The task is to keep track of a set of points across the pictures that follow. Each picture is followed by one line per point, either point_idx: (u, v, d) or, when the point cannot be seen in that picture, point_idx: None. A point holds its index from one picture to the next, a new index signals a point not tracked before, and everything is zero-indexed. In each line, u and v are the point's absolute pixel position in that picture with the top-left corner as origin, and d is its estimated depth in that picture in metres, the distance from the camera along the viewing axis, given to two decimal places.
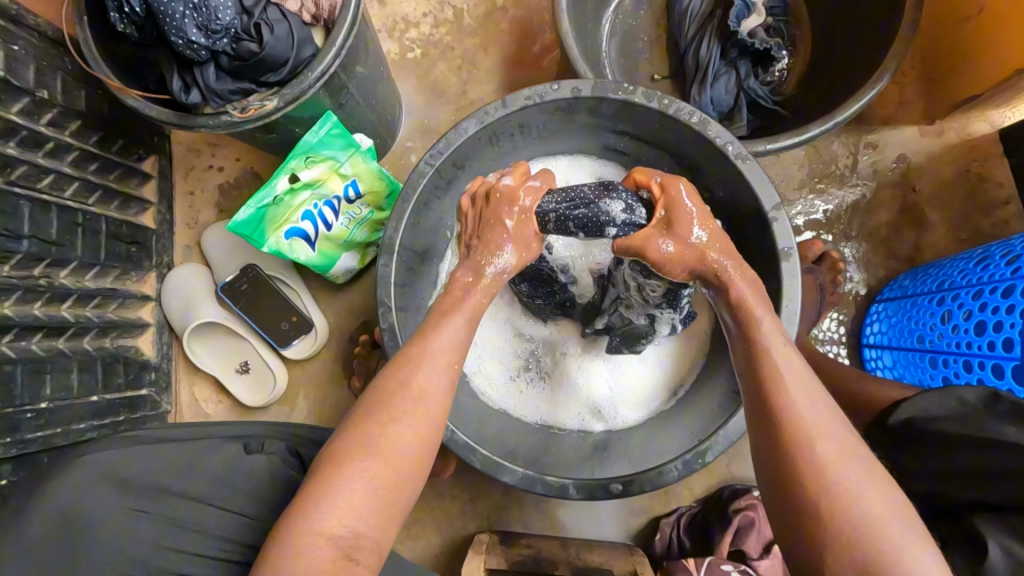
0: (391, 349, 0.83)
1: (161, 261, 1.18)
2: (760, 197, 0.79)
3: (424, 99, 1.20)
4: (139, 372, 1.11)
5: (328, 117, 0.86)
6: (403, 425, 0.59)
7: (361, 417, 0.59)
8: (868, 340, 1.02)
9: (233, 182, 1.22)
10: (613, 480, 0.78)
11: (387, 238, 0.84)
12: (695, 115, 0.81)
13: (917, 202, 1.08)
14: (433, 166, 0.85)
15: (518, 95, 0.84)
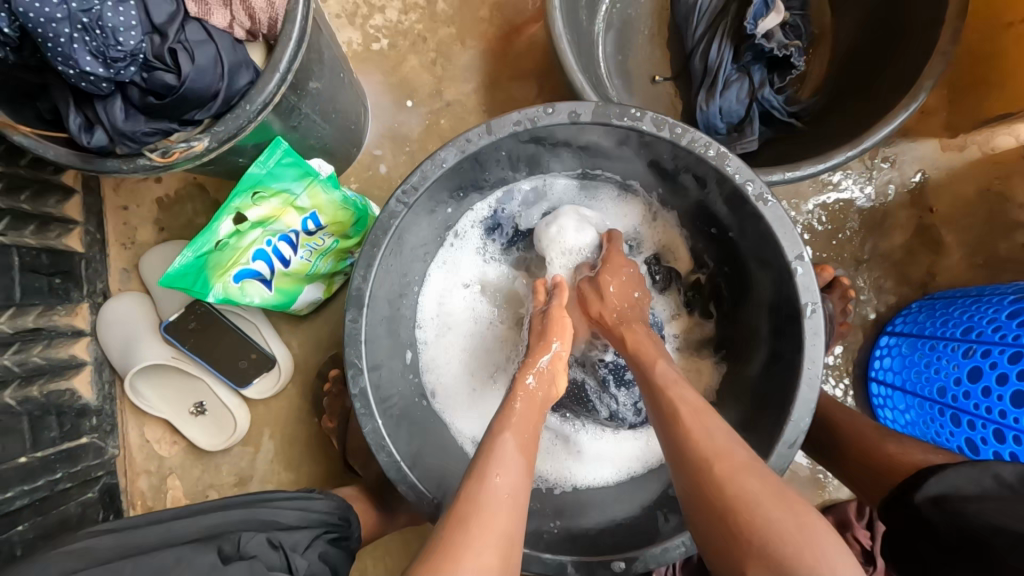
0: (363, 417, 0.73)
1: (94, 289, 1.03)
2: (782, 245, 0.70)
3: (393, 99, 1.04)
4: (77, 419, 0.98)
5: (278, 143, 0.72)
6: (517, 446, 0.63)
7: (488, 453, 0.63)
8: (877, 375, 0.96)
9: (173, 195, 1.06)
10: (613, 557, 0.71)
11: (355, 291, 0.73)
12: (711, 148, 0.70)
13: (933, 223, 1.00)
14: (406, 204, 0.72)
15: (505, 120, 0.71)
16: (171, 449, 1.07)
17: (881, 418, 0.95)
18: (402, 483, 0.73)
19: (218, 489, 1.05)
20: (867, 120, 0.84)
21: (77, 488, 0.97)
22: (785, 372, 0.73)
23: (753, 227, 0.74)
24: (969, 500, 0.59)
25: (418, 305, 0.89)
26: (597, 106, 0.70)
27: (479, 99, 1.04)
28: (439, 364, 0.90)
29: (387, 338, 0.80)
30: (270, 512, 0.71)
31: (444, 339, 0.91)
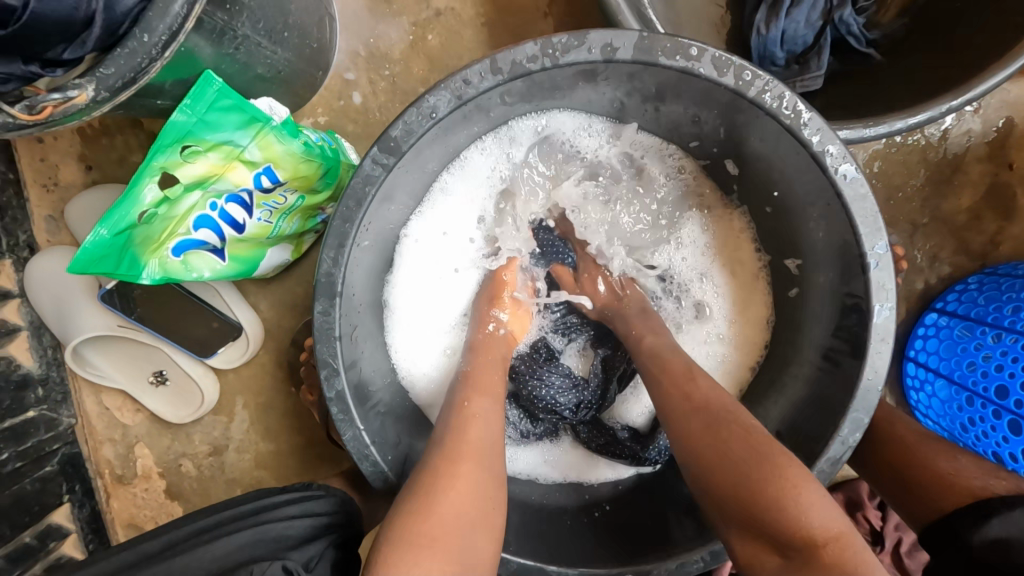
0: (342, 422, 0.62)
1: (16, 242, 0.86)
2: (859, 232, 0.56)
3: (369, 6, 0.82)
4: (18, 392, 0.86)
5: (209, 79, 0.54)
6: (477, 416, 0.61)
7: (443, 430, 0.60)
8: (916, 355, 0.86)
9: (99, 125, 0.86)
10: (624, 569, 0.65)
11: (324, 277, 0.58)
12: (786, 101, 0.54)
13: (1008, 183, 0.85)
14: (386, 166, 0.56)
15: (515, 54, 0.53)
16: (133, 417, 0.97)
17: (912, 400, 0.87)
18: (390, 492, 0.64)
19: (191, 458, 0.97)
20: (971, 60, 0.67)
21: (30, 465, 0.87)
22: (833, 374, 0.63)
23: (819, 203, 0.60)
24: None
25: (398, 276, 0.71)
26: (639, 37, 0.52)
27: (477, 9, 0.83)
28: (423, 345, 0.74)
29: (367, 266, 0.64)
30: (279, 525, 0.63)
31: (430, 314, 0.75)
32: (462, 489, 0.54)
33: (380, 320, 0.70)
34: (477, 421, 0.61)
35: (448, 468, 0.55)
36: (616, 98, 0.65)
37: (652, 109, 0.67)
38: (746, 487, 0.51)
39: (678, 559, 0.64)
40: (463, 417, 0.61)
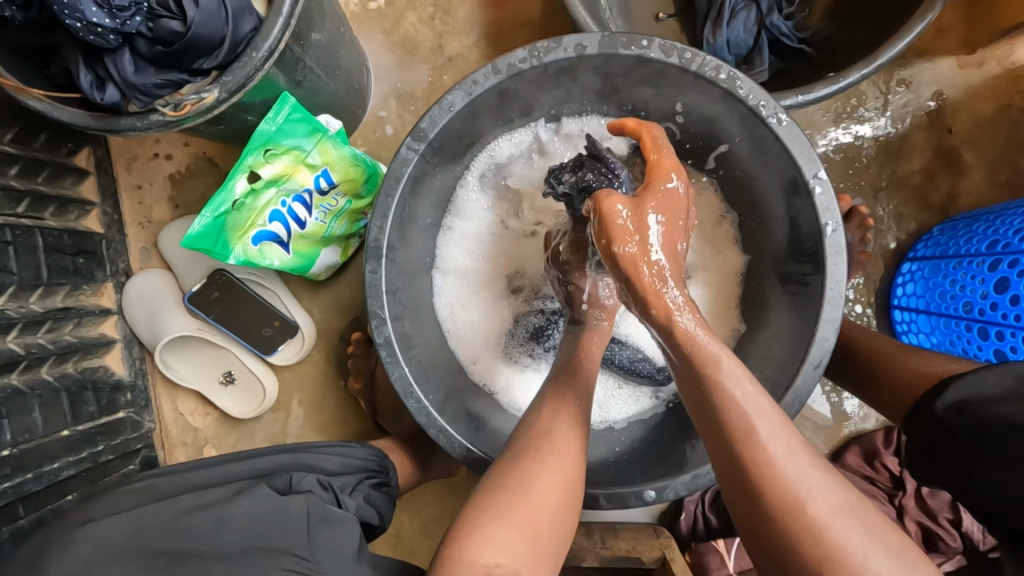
0: (390, 365, 0.74)
1: (117, 269, 1.05)
2: (800, 166, 0.69)
3: (395, 58, 1.04)
4: (112, 395, 1.01)
5: (286, 98, 0.72)
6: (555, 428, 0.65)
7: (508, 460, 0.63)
8: (901, 302, 0.95)
9: (185, 171, 1.07)
10: (645, 486, 0.72)
11: (373, 241, 0.73)
12: (722, 71, 0.69)
13: (953, 145, 0.97)
14: (417, 151, 0.72)
15: (510, 58, 0.70)
16: (204, 420, 1.09)
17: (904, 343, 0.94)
18: (432, 427, 0.74)
19: None
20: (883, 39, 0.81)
21: (119, 461, 1.00)
22: (805, 292, 0.73)
23: (766, 151, 0.73)
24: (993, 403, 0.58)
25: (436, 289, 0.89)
26: (602, 36, 0.70)
27: (481, 52, 1.03)
28: (485, 354, 0.90)
29: (406, 268, 0.81)
30: (315, 457, 0.70)
31: (477, 317, 0.91)
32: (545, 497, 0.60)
33: (420, 302, 0.83)
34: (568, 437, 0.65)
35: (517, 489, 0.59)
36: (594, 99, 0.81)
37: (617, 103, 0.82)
38: (717, 419, 0.54)
39: (693, 472, 0.72)
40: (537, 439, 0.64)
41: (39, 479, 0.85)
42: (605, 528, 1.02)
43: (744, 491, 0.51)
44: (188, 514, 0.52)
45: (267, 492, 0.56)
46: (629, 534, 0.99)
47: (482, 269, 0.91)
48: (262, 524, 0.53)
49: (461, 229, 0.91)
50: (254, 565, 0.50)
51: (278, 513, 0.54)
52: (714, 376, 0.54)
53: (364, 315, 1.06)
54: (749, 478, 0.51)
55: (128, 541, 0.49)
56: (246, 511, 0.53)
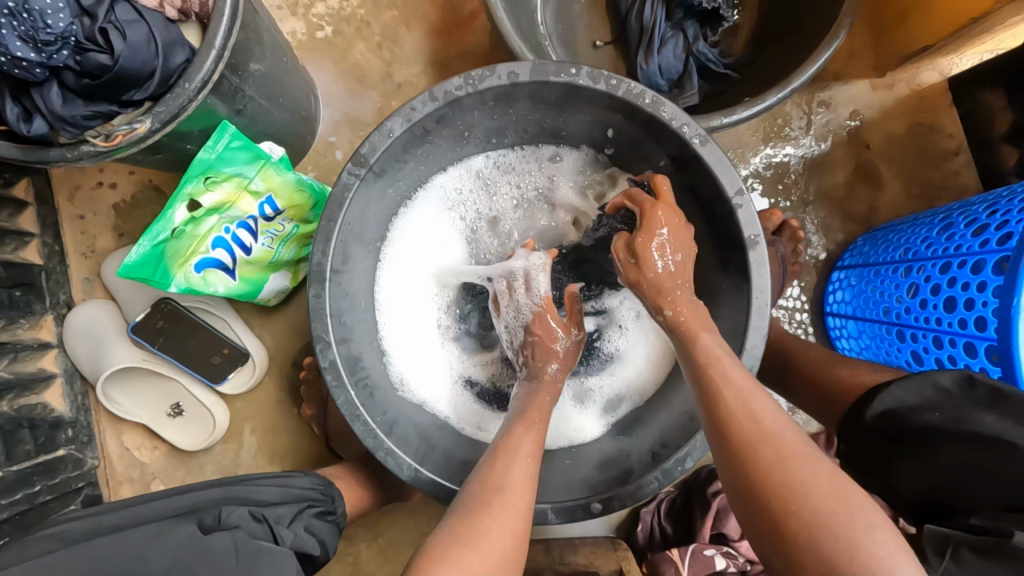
0: (335, 388, 0.74)
1: (58, 301, 1.02)
2: (722, 184, 0.73)
3: (344, 86, 1.06)
4: (51, 432, 0.97)
5: (225, 127, 0.73)
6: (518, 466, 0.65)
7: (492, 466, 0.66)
8: (832, 308, 1.00)
9: (130, 200, 1.06)
10: (591, 500, 0.74)
11: (316, 265, 0.74)
12: (647, 96, 0.73)
13: (871, 160, 1.05)
14: (358, 176, 0.74)
15: (447, 86, 0.73)
16: (152, 454, 1.06)
17: (839, 348, 0.99)
18: (379, 449, 0.74)
19: None
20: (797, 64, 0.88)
21: (58, 500, 0.96)
22: (736, 302, 0.77)
23: (693, 170, 0.77)
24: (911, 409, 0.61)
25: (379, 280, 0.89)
26: (533, 65, 0.73)
27: (428, 79, 1.06)
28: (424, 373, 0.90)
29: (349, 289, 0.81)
30: (248, 491, 0.71)
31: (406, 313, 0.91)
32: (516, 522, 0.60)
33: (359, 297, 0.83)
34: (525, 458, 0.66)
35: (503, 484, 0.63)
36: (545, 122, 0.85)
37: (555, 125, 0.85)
38: (750, 463, 0.55)
39: (636, 483, 0.74)
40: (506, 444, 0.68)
41: None
42: (564, 542, 1.03)
43: (770, 528, 0.52)
44: (107, 557, 0.52)
45: (191, 530, 0.56)
46: (587, 547, 1.01)
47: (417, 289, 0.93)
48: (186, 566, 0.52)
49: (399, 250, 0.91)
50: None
51: (203, 550, 0.53)
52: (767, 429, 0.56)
53: None
54: (817, 552, 0.48)
55: None
56: (169, 554, 0.53)
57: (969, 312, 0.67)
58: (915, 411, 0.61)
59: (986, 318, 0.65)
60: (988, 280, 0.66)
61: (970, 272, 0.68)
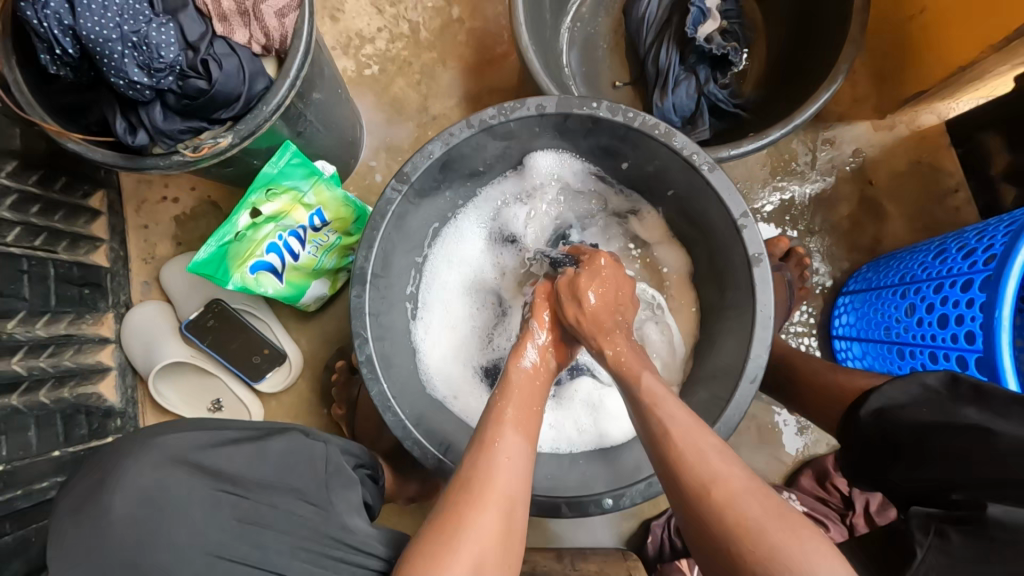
0: (370, 381, 0.81)
1: (118, 301, 1.12)
2: (728, 207, 0.81)
3: (386, 116, 1.17)
4: (104, 420, 1.05)
5: (287, 146, 0.84)
6: (501, 483, 0.66)
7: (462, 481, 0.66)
8: (837, 332, 1.05)
9: (189, 213, 1.17)
10: (602, 495, 0.78)
11: (359, 268, 0.82)
12: (659, 127, 0.82)
13: (875, 195, 1.11)
14: (401, 192, 0.83)
15: (482, 115, 0.83)
16: None
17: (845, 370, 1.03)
18: (407, 438, 0.81)
19: None
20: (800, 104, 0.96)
21: None
22: (742, 316, 0.83)
23: (702, 195, 0.85)
24: (902, 406, 0.67)
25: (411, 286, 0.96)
26: (559, 98, 0.83)
27: (462, 112, 1.17)
28: (446, 375, 0.97)
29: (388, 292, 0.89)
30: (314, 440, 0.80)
31: (442, 313, 1.00)
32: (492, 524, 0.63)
33: (398, 297, 0.93)
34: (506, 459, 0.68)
35: (467, 518, 0.63)
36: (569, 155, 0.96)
37: (579, 155, 0.96)
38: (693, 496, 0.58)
39: (645, 481, 0.78)
40: (491, 453, 0.69)
41: (28, 496, 0.89)
42: (575, 551, 1.05)
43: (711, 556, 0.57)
44: (231, 445, 0.69)
45: (296, 436, 0.74)
46: (598, 557, 1.03)
47: (445, 297, 1.00)
48: (290, 464, 0.70)
49: (429, 260, 0.99)
50: (277, 493, 0.68)
51: (304, 454, 0.72)
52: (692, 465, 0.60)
53: (350, 344, 1.13)
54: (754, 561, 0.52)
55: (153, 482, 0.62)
56: (281, 450, 0.71)
57: (960, 326, 0.72)
58: (905, 408, 0.66)
59: (974, 332, 0.71)
60: (976, 297, 0.71)
61: (959, 290, 0.74)
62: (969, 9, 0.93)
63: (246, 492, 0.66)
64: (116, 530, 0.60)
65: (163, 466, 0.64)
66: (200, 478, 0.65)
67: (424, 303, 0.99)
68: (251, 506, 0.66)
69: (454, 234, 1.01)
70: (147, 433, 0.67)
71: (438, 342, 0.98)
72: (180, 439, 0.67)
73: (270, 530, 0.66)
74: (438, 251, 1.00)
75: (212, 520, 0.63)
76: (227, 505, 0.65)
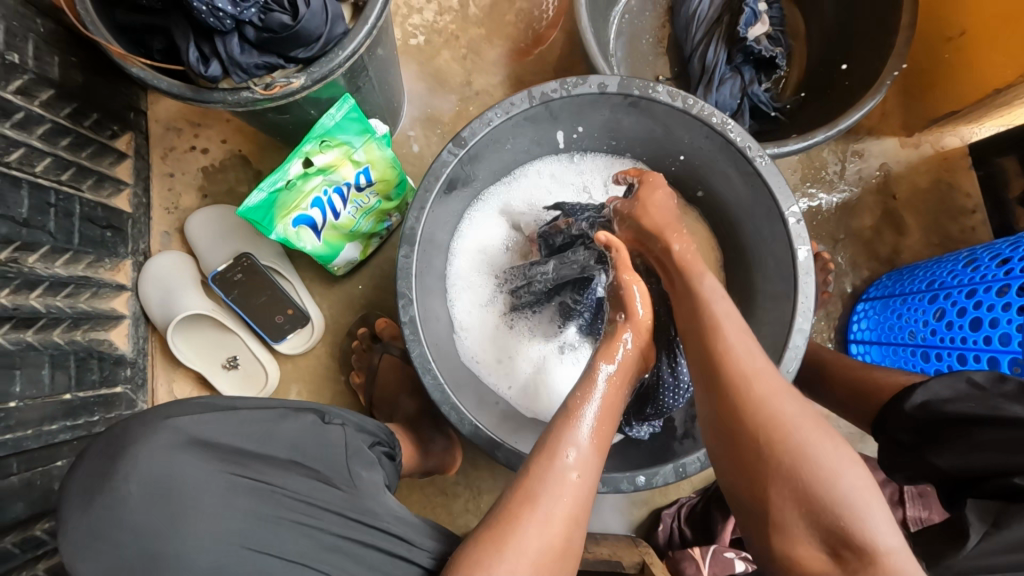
0: (412, 343, 0.80)
1: (137, 248, 1.09)
2: (778, 198, 0.82)
3: (428, 88, 1.17)
4: (114, 368, 1.02)
5: (346, 98, 0.82)
6: (556, 500, 0.61)
7: (529, 496, 0.61)
8: (855, 336, 1.08)
9: (218, 165, 1.14)
10: (636, 472, 0.79)
11: (409, 229, 0.82)
12: (716, 116, 0.83)
13: (897, 208, 1.15)
14: (457, 155, 0.83)
15: (543, 88, 0.83)
16: None
17: None
18: (445, 403, 0.80)
19: None
20: (841, 111, 0.99)
21: None
22: (779, 306, 0.85)
23: (750, 186, 0.86)
24: (948, 399, 0.68)
25: (451, 266, 0.98)
26: (622, 78, 0.83)
27: (504, 91, 1.18)
28: (489, 357, 0.97)
29: (432, 269, 0.90)
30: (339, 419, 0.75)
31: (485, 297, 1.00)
32: (556, 518, 0.60)
33: (435, 276, 0.92)
34: (583, 462, 0.64)
35: (520, 525, 0.59)
36: (592, 130, 0.95)
37: (621, 135, 0.96)
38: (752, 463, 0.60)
39: (679, 462, 0.79)
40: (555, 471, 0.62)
41: (38, 437, 0.85)
42: (586, 535, 1.05)
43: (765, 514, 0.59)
44: (247, 424, 0.67)
45: (310, 419, 0.70)
46: (610, 542, 1.04)
47: (483, 278, 1.01)
48: (306, 446, 0.67)
49: (469, 239, 1.00)
50: (294, 480, 0.65)
51: (319, 437, 0.69)
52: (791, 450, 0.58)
53: (374, 312, 1.12)
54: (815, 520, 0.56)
55: (155, 470, 0.61)
56: (295, 432, 0.68)
57: (994, 329, 0.79)
58: (951, 401, 0.68)
59: (1010, 334, 0.77)
60: (1012, 302, 0.78)
61: (995, 295, 0.80)
62: (1007, 37, 0.99)
63: (261, 476, 0.64)
64: (132, 517, 0.59)
65: (176, 450, 0.62)
66: (208, 465, 0.63)
67: (465, 282, 0.99)
68: (267, 491, 0.64)
69: (493, 213, 1.01)
70: (163, 413, 0.65)
71: (479, 323, 0.98)
72: (194, 420, 0.65)
73: (283, 516, 0.63)
74: (477, 231, 1.00)
75: (228, 508, 0.61)
76: (241, 489, 0.63)
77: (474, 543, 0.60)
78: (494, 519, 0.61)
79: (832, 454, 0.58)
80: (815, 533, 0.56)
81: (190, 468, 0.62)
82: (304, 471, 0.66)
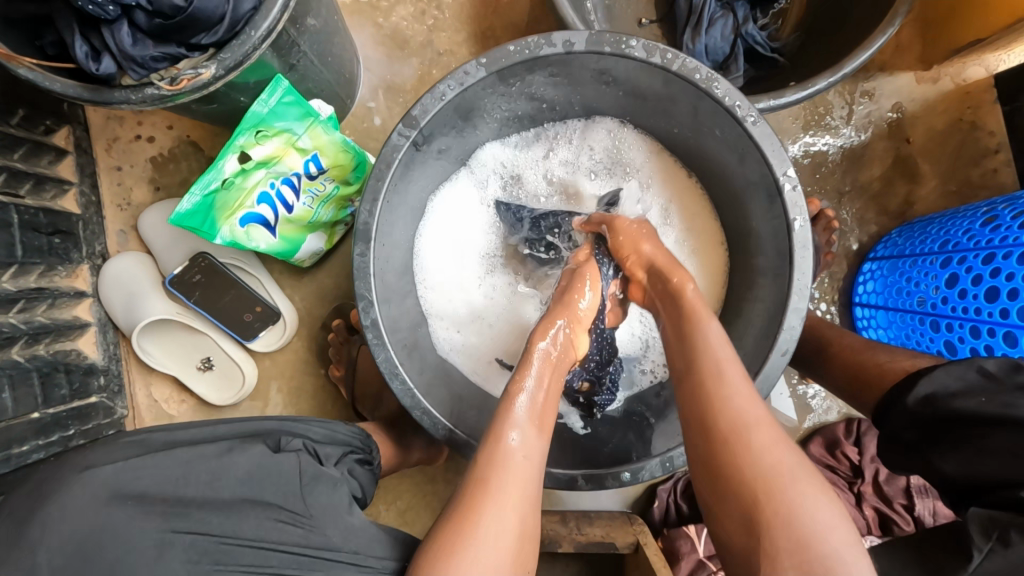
0: (376, 347, 0.75)
1: (94, 251, 1.03)
2: (772, 164, 0.73)
3: (386, 51, 1.05)
4: (85, 378, 0.99)
5: (279, 80, 0.73)
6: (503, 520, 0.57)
7: (473, 498, 0.58)
8: (860, 299, 1.01)
9: (167, 154, 1.06)
10: (621, 468, 0.75)
11: (362, 225, 0.74)
12: (699, 71, 0.73)
13: (910, 154, 1.04)
14: (408, 138, 0.74)
15: (499, 53, 0.73)
16: (179, 408, 1.07)
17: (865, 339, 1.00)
18: (416, 408, 0.75)
19: None
20: (847, 49, 0.88)
21: None
22: (774, 284, 0.77)
23: (741, 150, 0.77)
24: (953, 395, 0.63)
25: (420, 262, 0.91)
26: (590, 34, 0.73)
27: (470, 49, 1.06)
28: (470, 349, 0.92)
29: (396, 266, 0.84)
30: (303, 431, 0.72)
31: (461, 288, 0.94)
32: (508, 531, 0.57)
33: (400, 271, 0.85)
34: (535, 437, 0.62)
35: (477, 523, 0.56)
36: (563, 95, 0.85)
37: (588, 98, 0.86)
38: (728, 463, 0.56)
39: (667, 456, 0.75)
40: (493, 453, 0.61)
41: (8, 461, 0.83)
42: (580, 515, 1.04)
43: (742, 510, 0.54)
44: (185, 465, 0.61)
45: (260, 450, 0.64)
46: (604, 521, 1.02)
47: (456, 269, 0.94)
48: (257, 479, 0.61)
49: (436, 230, 0.93)
50: (254, 510, 0.60)
51: (273, 467, 0.63)
52: (732, 429, 0.57)
53: (348, 303, 1.06)
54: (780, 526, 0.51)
55: (79, 528, 0.54)
56: (245, 466, 0.62)
57: (1012, 301, 0.71)
58: (958, 398, 0.63)
59: None
60: None
61: (1015, 262, 0.72)
62: None
63: (206, 526, 0.58)
64: None
65: (102, 506, 0.56)
66: (147, 517, 0.56)
67: (438, 275, 0.92)
68: (214, 542, 0.57)
69: (459, 197, 0.94)
70: (83, 461, 0.59)
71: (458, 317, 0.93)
72: (118, 469, 0.59)
73: (235, 561, 0.57)
74: (443, 218, 0.93)
75: (168, 564, 0.55)
76: (182, 544, 0.56)
77: (432, 549, 0.56)
78: (443, 523, 0.58)
79: (790, 464, 0.55)
80: (743, 527, 0.54)
81: (124, 522, 0.56)
82: (258, 509, 0.60)
